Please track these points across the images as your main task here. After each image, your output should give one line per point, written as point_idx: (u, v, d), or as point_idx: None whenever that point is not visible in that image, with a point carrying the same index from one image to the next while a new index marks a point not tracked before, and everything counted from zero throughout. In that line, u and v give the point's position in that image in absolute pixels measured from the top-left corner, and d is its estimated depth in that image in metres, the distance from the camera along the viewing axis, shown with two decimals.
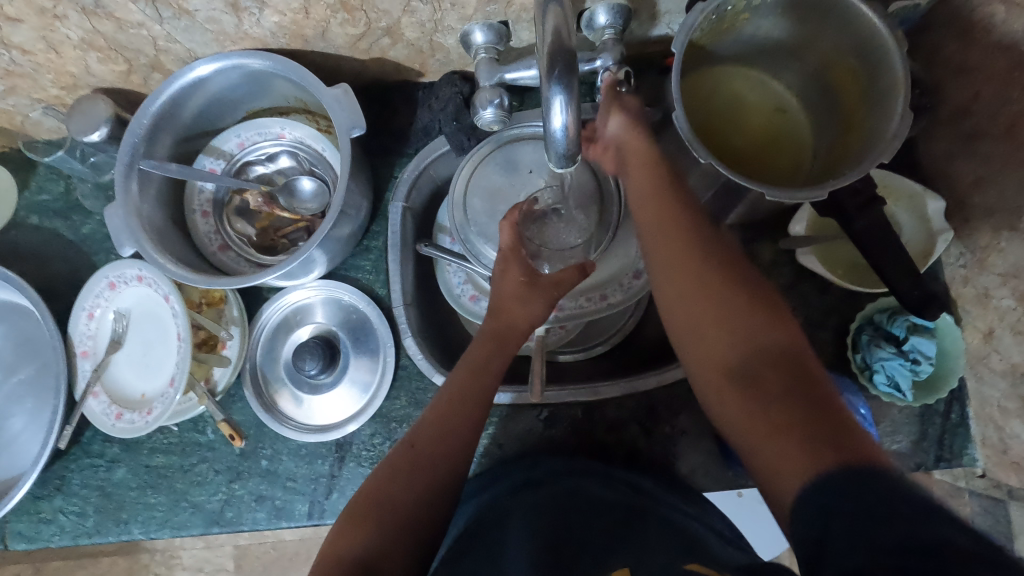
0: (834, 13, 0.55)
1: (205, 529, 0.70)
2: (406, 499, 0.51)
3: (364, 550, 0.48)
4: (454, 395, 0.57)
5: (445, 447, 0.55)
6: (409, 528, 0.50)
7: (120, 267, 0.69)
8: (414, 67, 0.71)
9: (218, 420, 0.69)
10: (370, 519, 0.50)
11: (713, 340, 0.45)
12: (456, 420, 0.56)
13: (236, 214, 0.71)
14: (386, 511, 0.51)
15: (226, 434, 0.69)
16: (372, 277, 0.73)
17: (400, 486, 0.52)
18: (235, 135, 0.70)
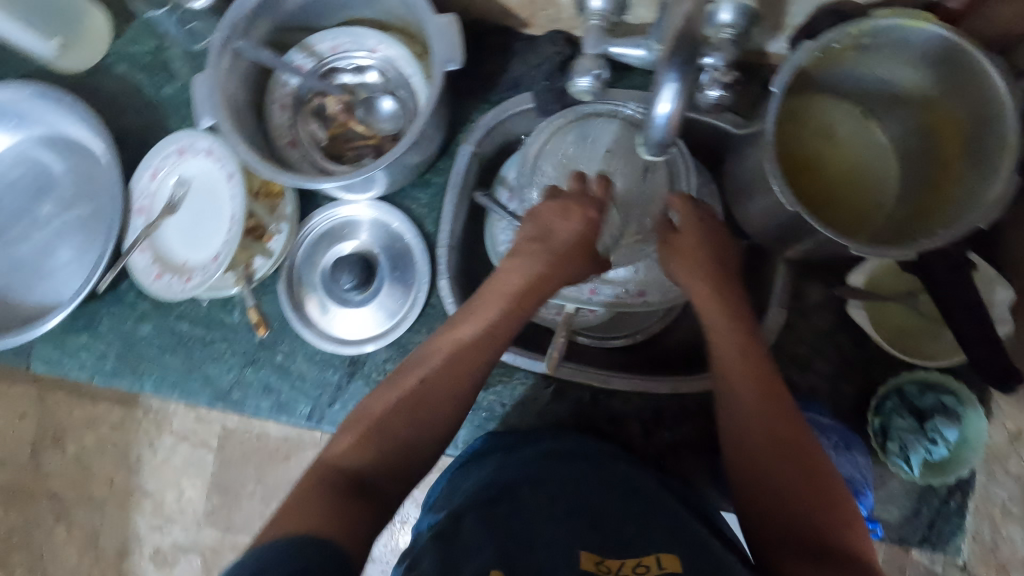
0: (960, 68, 0.51)
1: (211, 401, 0.74)
2: (420, 431, 0.53)
3: (368, 464, 0.51)
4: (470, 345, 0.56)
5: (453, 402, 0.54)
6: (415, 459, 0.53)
7: (193, 136, 0.70)
8: (521, 15, 0.70)
9: (248, 304, 0.72)
10: (376, 446, 0.52)
11: (758, 428, 0.50)
12: (464, 373, 0.55)
13: (311, 114, 0.72)
14: (394, 439, 0.52)
15: (253, 320, 0.72)
16: (424, 211, 0.74)
17: (405, 419, 0.53)
18: (331, 38, 0.70)
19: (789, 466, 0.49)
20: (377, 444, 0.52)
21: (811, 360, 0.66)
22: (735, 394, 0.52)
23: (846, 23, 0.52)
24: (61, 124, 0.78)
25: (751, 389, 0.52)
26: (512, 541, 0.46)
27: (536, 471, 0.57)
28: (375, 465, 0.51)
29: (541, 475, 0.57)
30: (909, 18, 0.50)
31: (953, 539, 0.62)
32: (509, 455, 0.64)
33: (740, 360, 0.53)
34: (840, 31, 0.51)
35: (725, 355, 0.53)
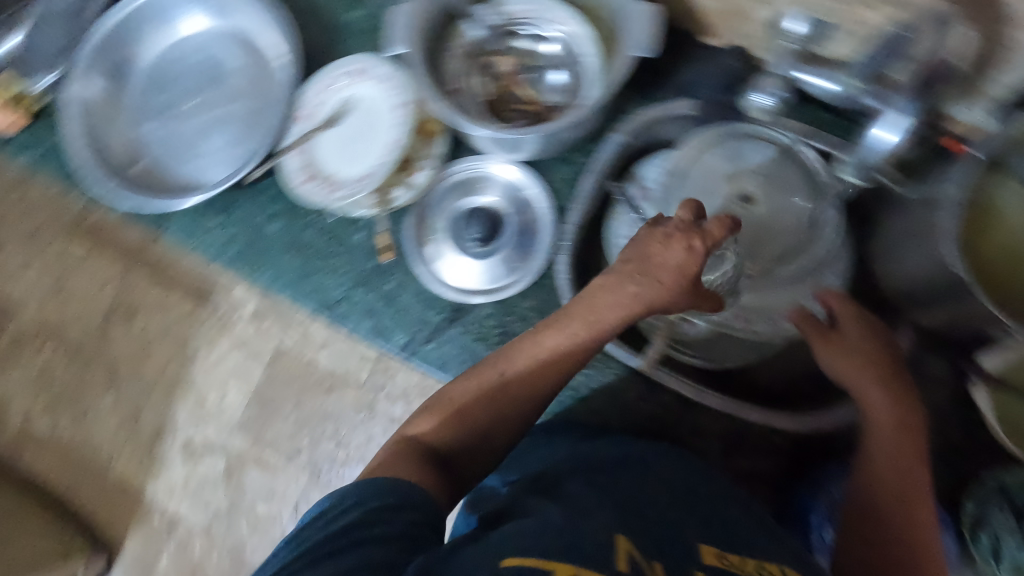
0: None
1: (316, 309, 0.78)
2: (483, 415, 0.52)
3: (452, 442, 0.52)
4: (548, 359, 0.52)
5: (531, 394, 0.53)
6: (485, 441, 0.53)
7: (375, 63, 0.75)
8: (710, 23, 0.71)
9: (379, 230, 0.76)
10: (450, 427, 0.52)
11: (885, 487, 0.55)
12: (543, 378, 0.53)
13: (483, 69, 0.74)
14: (464, 422, 0.52)
15: (380, 245, 0.76)
16: (561, 186, 0.76)
17: (477, 412, 0.52)
18: (520, 2, 0.72)
19: (904, 539, 0.53)
20: (456, 426, 0.52)
21: None
22: (881, 453, 0.57)
23: None
24: (247, 21, 0.83)
25: (902, 457, 0.56)
26: (626, 509, 0.47)
27: (627, 455, 0.57)
28: (459, 443, 0.52)
29: (634, 459, 0.56)
30: None
31: None
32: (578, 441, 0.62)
33: (888, 437, 0.57)
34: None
35: (881, 421, 0.57)
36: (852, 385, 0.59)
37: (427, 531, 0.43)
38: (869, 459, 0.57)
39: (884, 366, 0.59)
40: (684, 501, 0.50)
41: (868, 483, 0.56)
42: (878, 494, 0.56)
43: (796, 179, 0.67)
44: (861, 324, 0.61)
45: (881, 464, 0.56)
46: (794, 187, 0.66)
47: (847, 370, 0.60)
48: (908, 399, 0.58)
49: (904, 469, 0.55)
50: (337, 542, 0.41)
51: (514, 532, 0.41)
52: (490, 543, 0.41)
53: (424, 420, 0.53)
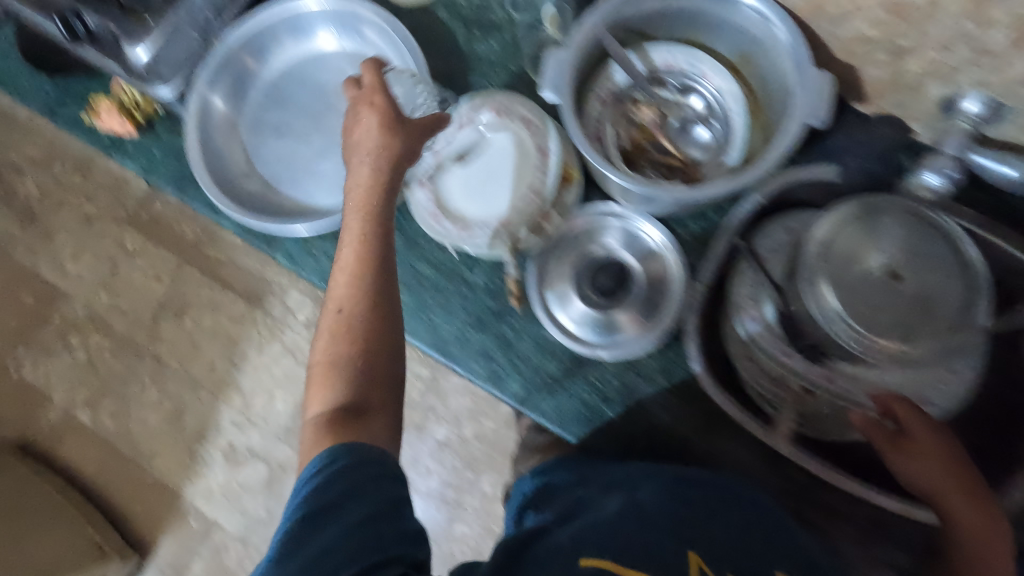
0: None
1: (429, 348, 0.75)
2: (343, 293, 0.59)
3: (355, 394, 0.55)
4: (358, 240, 0.61)
5: (381, 305, 0.59)
6: (358, 346, 0.57)
7: (514, 101, 0.72)
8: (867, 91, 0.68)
9: (509, 275, 0.73)
10: (354, 354, 0.56)
11: None
12: (360, 266, 0.59)
13: (624, 117, 0.72)
14: (355, 351, 0.56)
15: (510, 291, 0.73)
16: (692, 243, 0.74)
17: (352, 351, 0.56)
18: (669, 53, 0.71)
19: None
20: (340, 372, 0.56)
21: None
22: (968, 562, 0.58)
23: None
24: (376, 44, 0.81)
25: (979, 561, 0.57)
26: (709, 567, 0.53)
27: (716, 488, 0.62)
28: (337, 358, 0.56)
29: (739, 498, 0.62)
30: None
31: None
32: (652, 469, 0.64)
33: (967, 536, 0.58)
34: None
35: (971, 527, 0.58)
36: (921, 481, 0.60)
37: (395, 508, 0.51)
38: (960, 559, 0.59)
39: (955, 461, 0.59)
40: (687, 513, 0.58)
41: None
42: None
43: (950, 266, 0.61)
44: (927, 422, 0.60)
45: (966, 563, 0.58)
46: (943, 270, 0.61)
47: (918, 465, 0.60)
48: (973, 493, 0.59)
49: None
50: (341, 518, 0.49)
51: (591, 534, 0.55)
52: (569, 546, 0.54)
53: (316, 388, 0.57)
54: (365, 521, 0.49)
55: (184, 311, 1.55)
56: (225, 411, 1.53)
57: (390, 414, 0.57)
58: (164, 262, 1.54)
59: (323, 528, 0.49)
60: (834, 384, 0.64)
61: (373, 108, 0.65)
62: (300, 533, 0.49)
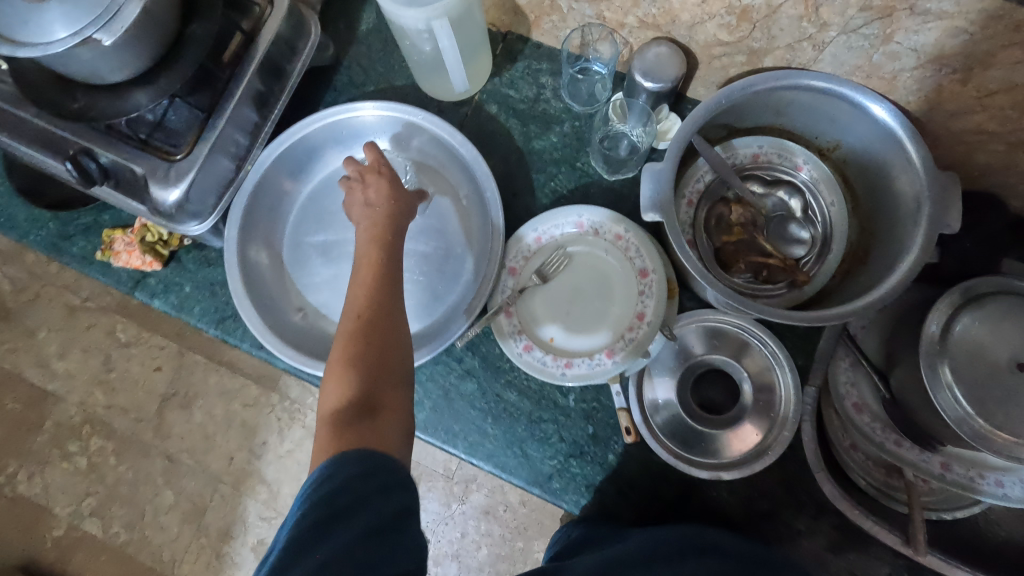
0: None
1: (526, 484, 0.69)
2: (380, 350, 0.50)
3: (358, 388, 0.47)
4: (373, 271, 0.56)
5: (390, 320, 0.52)
6: (350, 361, 0.49)
7: (601, 215, 0.66)
8: (968, 175, 0.66)
9: (617, 406, 0.68)
10: (358, 371, 0.48)
11: None
12: (363, 287, 0.54)
13: (715, 216, 0.68)
14: (381, 366, 0.49)
15: (623, 424, 0.67)
16: (794, 341, 0.70)
17: (355, 349, 0.49)
18: (758, 145, 0.67)
19: None
20: (359, 374, 0.48)
21: None
22: None
23: None
24: (426, 150, 0.75)
25: None
26: None
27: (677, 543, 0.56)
28: (364, 390, 0.47)
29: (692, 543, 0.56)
30: None
31: None
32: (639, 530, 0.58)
33: None
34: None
35: None
36: None
37: (404, 517, 0.43)
38: None
39: None
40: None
41: None
42: None
43: None
44: None
45: None
46: None
47: None
48: None
49: None
50: (357, 528, 0.41)
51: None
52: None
53: (329, 395, 0.48)
54: (380, 529, 0.41)
55: (193, 401, 1.02)
56: (250, 501, 1.04)
57: (403, 415, 0.49)
58: (159, 350, 1.02)
59: (337, 530, 0.40)
60: (951, 470, 0.66)
61: (378, 178, 0.62)
62: (329, 556, 0.39)
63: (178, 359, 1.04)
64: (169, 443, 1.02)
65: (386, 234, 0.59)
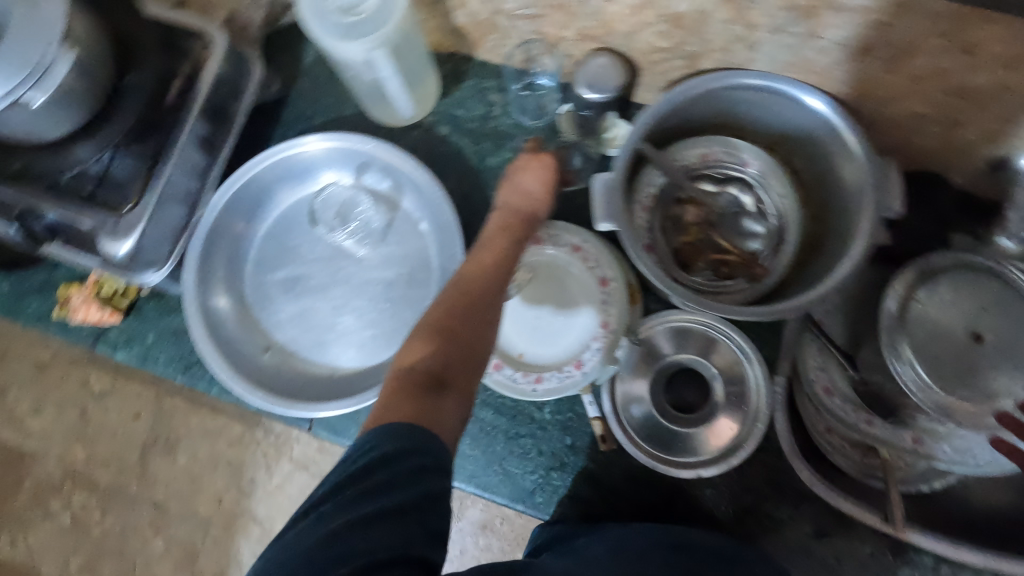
0: None
1: (509, 502, 0.69)
2: (480, 336, 0.49)
3: (432, 364, 0.45)
4: (498, 258, 0.54)
5: (488, 311, 0.50)
6: (438, 331, 0.48)
7: (557, 228, 0.67)
8: (910, 158, 0.67)
9: (591, 416, 0.68)
10: (438, 347, 0.46)
11: None
12: (481, 266, 0.53)
13: (671, 219, 0.69)
14: (463, 345, 0.47)
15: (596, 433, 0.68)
16: (760, 333, 0.71)
17: (452, 324, 0.48)
18: (707, 145, 0.68)
19: None
20: (444, 334, 0.47)
21: None
22: None
23: None
24: (379, 178, 0.75)
25: None
26: None
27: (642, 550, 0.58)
28: (446, 362, 0.46)
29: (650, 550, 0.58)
30: None
31: None
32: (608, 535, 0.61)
33: None
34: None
35: None
36: None
37: (435, 503, 0.40)
38: None
39: None
40: None
41: None
42: None
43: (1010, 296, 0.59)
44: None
45: None
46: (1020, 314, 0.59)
47: None
48: None
49: None
50: (383, 502, 0.38)
51: None
52: None
53: (411, 348, 0.47)
54: (403, 510, 0.38)
55: (175, 445, 0.99)
56: (243, 541, 1.01)
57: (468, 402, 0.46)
58: (137, 396, 0.98)
59: (360, 518, 0.38)
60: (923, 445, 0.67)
61: (540, 160, 0.62)
62: (344, 528, 0.38)
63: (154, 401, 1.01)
64: (155, 488, 1.00)
65: (520, 229, 0.58)
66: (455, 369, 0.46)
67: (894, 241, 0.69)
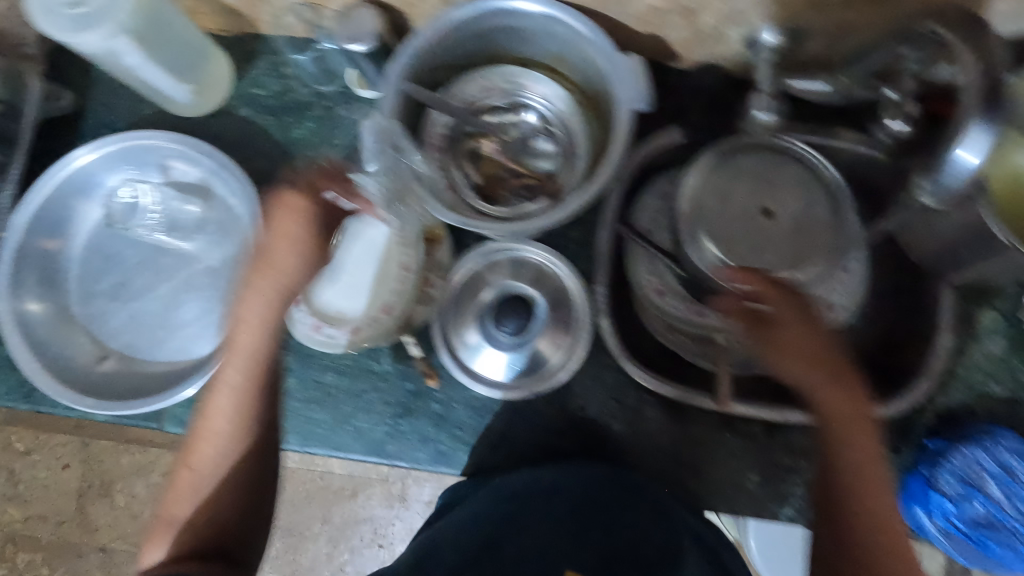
0: None
1: (364, 456, 0.71)
2: (247, 471, 0.58)
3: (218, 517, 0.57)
4: (248, 377, 0.57)
5: (262, 451, 0.59)
6: (227, 456, 0.57)
7: (349, 182, 0.67)
8: (679, 52, 0.70)
9: (415, 354, 0.70)
10: (227, 470, 0.57)
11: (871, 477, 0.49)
12: (241, 410, 0.57)
13: (466, 155, 0.70)
14: (247, 454, 0.58)
15: (424, 371, 0.70)
16: (578, 249, 0.73)
17: (237, 447, 0.57)
18: (485, 78, 0.69)
19: (839, 503, 0.50)
20: (200, 517, 0.56)
21: (984, 385, 0.67)
22: (851, 461, 0.49)
23: None
24: (186, 173, 0.75)
25: (849, 406, 0.50)
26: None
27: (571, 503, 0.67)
28: (212, 507, 0.57)
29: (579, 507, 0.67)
30: None
31: None
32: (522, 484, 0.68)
33: (845, 409, 0.50)
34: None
35: (845, 417, 0.50)
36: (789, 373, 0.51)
37: None
38: (844, 451, 0.50)
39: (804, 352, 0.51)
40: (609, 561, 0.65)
41: (834, 468, 0.50)
42: (870, 469, 0.49)
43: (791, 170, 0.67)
44: (785, 293, 0.53)
45: (832, 419, 0.50)
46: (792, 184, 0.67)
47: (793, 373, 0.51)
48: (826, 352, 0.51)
49: (842, 404, 0.50)
50: None
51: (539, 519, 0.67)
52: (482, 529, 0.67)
53: (176, 501, 0.57)
54: None
55: (110, 487, 1.07)
56: None
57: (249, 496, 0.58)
58: (60, 448, 1.03)
59: None
60: None
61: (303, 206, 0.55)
62: None
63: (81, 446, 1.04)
64: (98, 535, 1.08)
65: (274, 314, 0.56)
66: (238, 506, 0.58)
67: (688, 138, 0.71)
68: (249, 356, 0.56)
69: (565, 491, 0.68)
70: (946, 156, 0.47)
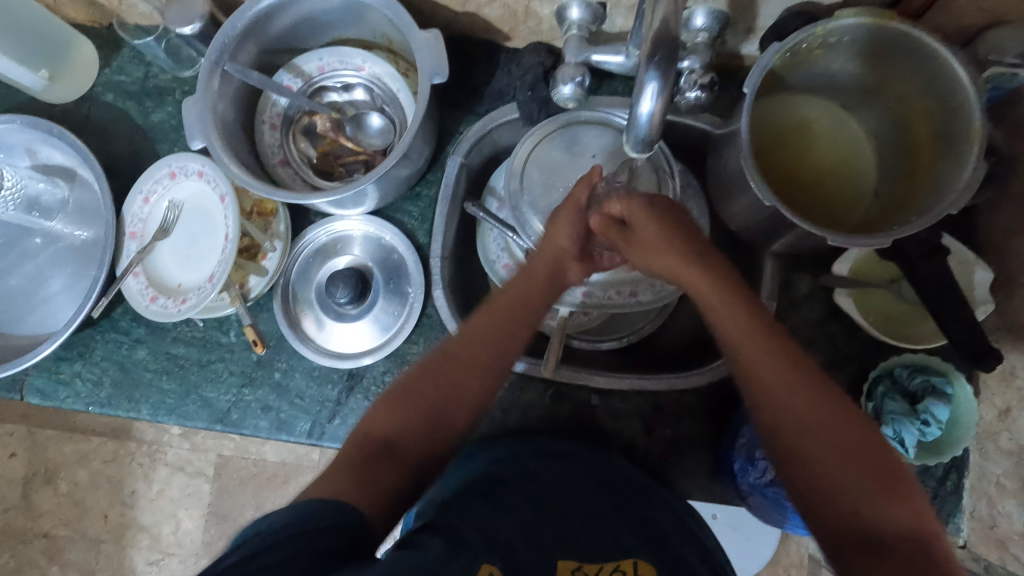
0: (893, 49, 0.55)
1: (208, 424, 0.74)
2: (403, 431, 0.53)
3: (389, 432, 0.53)
4: (514, 345, 0.56)
5: (454, 422, 0.54)
6: (428, 419, 0.53)
7: (184, 159, 0.71)
8: (504, 29, 0.71)
9: (244, 324, 0.73)
10: (401, 414, 0.53)
11: (802, 398, 0.46)
12: (488, 359, 0.56)
13: (302, 133, 0.73)
14: (425, 412, 0.54)
15: (250, 338, 0.72)
16: (417, 224, 0.75)
17: (424, 410, 0.53)
18: (318, 58, 0.71)
19: (819, 430, 0.46)
20: (364, 446, 0.52)
21: (804, 350, 0.67)
22: (790, 397, 0.47)
23: (814, 24, 0.54)
24: (50, 154, 0.78)
25: (769, 364, 0.47)
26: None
27: (544, 461, 0.62)
28: (402, 448, 0.52)
29: (545, 461, 0.61)
30: (871, 16, 0.53)
31: (952, 518, 0.64)
32: (489, 449, 0.65)
33: (769, 354, 0.48)
34: (807, 32, 0.53)
35: (737, 330, 0.49)
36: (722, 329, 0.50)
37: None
38: (767, 394, 0.48)
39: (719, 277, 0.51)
40: (602, 497, 0.57)
41: (776, 414, 0.47)
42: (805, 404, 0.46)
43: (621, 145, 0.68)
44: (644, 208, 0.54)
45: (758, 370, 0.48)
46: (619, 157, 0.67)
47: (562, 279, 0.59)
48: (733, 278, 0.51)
49: (786, 367, 0.47)
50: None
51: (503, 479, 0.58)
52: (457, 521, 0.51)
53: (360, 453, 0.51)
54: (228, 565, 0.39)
55: (55, 475, 1.01)
56: (134, 550, 1.01)
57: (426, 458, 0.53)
58: (8, 436, 1.02)
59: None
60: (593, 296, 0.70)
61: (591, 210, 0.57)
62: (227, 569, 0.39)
63: (30, 435, 1.01)
64: (44, 521, 1.02)
65: (539, 309, 0.58)
66: (425, 442, 0.53)
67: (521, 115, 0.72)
68: (528, 314, 0.58)
69: (568, 490, 0.57)
70: (633, 112, 0.44)
